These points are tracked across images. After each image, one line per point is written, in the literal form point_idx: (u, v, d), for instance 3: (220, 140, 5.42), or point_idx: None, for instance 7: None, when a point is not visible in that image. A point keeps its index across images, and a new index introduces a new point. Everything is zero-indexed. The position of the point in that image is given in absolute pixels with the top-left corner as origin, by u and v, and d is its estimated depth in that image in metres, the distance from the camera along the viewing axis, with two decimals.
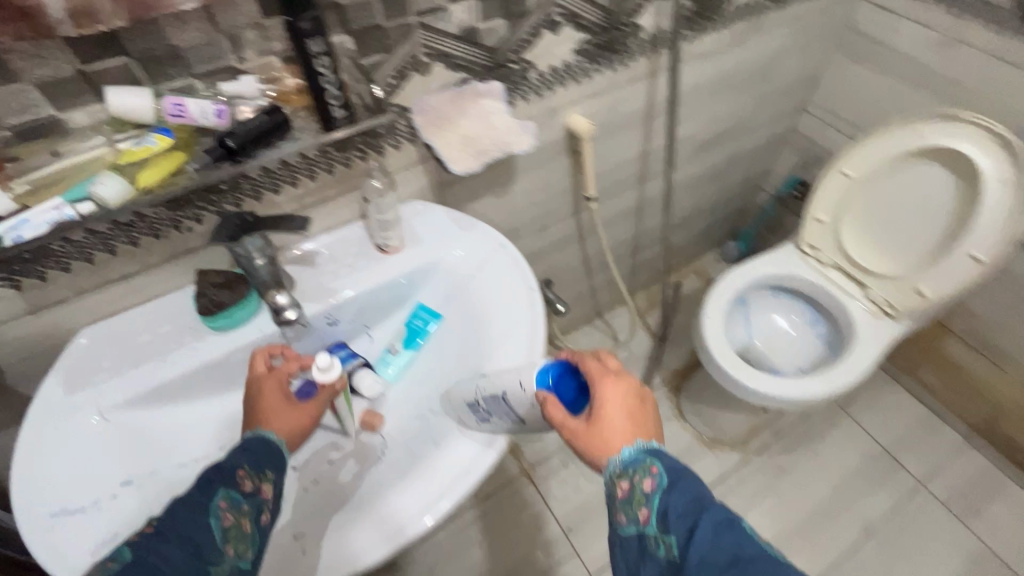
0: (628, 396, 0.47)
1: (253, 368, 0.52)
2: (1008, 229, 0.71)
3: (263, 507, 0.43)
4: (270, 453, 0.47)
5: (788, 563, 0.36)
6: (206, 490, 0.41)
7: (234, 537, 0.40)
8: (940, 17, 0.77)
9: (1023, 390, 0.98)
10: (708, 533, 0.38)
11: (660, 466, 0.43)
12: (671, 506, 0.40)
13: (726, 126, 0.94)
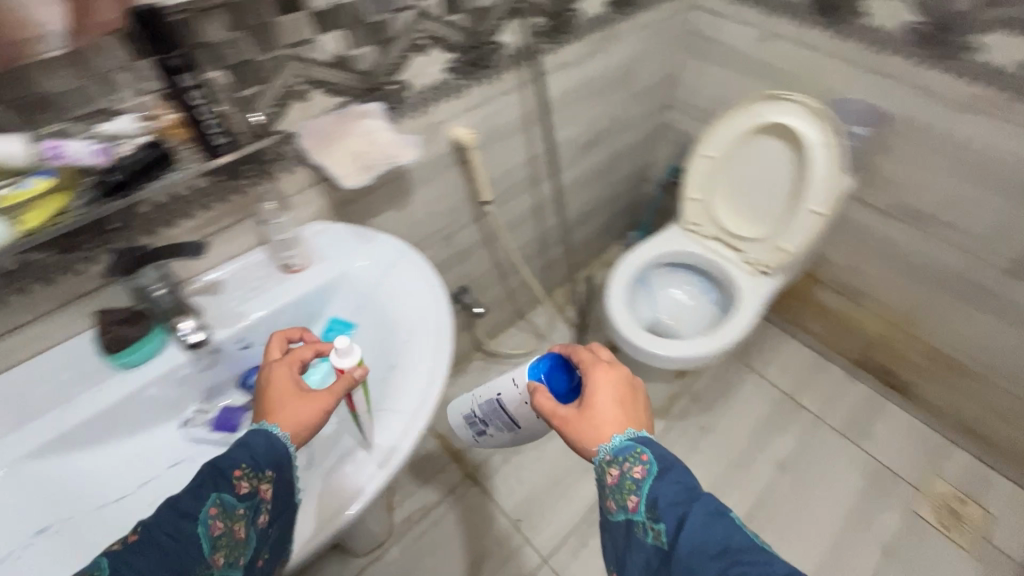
0: (616, 387, 0.61)
1: (270, 355, 0.60)
2: (834, 189, 1.04)
3: (254, 509, 0.48)
4: (273, 448, 0.51)
5: (764, 549, 0.45)
6: (201, 496, 0.45)
7: (222, 544, 0.44)
8: (752, 41, 1.14)
9: (875, 319, 1.29)
10: (699, 522, 0.47)
11: (648, 457, 0.54)
12: (660, 499, 0.50)
13: (599, 132, 1.26)
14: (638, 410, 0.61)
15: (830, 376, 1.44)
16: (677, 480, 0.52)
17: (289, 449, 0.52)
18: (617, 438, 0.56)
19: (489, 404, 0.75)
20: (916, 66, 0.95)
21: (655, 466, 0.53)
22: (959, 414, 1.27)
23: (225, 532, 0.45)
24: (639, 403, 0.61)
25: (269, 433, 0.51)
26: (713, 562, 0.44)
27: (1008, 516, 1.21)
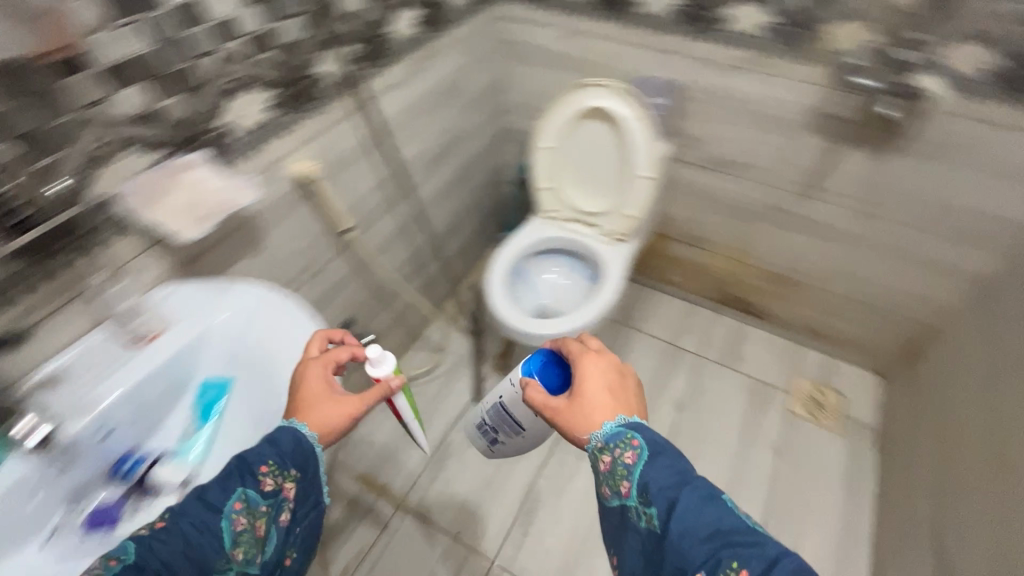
0: (606, 376, 0.70)
1: (309, 351, 0.67)
2: (653, 153, 1.20)
3: (275, 506, 0.54)
4: (299, 448, 0.57)
5: (751, 528, 0.51)
6: (229, 490, 0.51)
7: (241, 539, 0.51)
8: (556, 38, 1.26)
9: (720, 259, 1.49)
10: (689, 506, 0.53)
11: (638, 443, 0.59)
12: (652, 485, 0.56)
13: (444, 144, 1.31)
14: (629, 396, 0.68)
15: (701, 318, 1.62)
16: (668, 465, 0.57)
17: (316, 448, 0.60)
18: (609, 425, 0.64)
19: (495, 409, 0.96)
20: (690, 40, 1.12)
21: (646, 452, 0.59)
22: (805, 321, 1.49)
23: (246, 527, 0.51)
24: (628, 390, 0.70)
25: (296, 432, 0.58)
26: (705, 545, 0.50)
27: (857, 393, 1.45)
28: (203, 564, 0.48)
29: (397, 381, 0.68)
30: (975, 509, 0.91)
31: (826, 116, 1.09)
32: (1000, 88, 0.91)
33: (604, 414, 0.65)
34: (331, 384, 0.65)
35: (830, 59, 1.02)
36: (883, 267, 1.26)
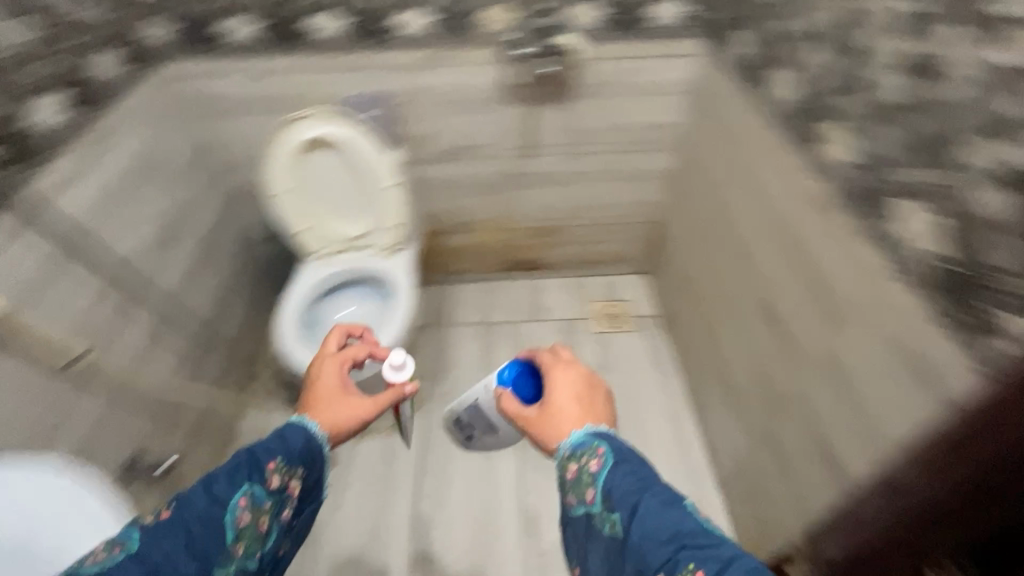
0: (575, 386, 0.72)
1: (328, 345, 0.76)
2: (389, 162, 1.25)
3: (276, 504, 0.59)
4: (309, 449, 0.64)
5: (713, 533, 0.54)
6: (235, 484, 0.55)
7: (242, 535, 0.54)
8: (246, 83, 1.22)
9: (491, 233, 1.62)
10: (651, 510, 0.55)
11: (604, 451, 0.62)
12: (614, 491, 0.59)
13: (169, 225, 1.18)
14: (598, 405, 0.70)
15: (499, 290, 1.75)
16: (630, 471, 0.60)
17: (320, 450, 0.65)
18: (576, 434, 0.66)
19: (472, 410, 0.92)
20: (372, 52, 1.19)
21: (610, 460, 0.61)
22: (576, 256, 1.72)
23: (249, 524, 0.55)
24: (600, 399, 0.71)
25: (307, 430, 0.65)
26: (666, 546, 0.53)
27: (635, 295, 1.74)
28: (208, 559, 0.50)
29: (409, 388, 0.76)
30: (729, 333, 1.18)
31: (511, 86, 1.27)
32: (612, 31, 1.21)
33: (573, 424, 0.68)
34: (344, 386, 0.72)
35: (492, 39, 1.20)
36: (606, 189, 1.52)
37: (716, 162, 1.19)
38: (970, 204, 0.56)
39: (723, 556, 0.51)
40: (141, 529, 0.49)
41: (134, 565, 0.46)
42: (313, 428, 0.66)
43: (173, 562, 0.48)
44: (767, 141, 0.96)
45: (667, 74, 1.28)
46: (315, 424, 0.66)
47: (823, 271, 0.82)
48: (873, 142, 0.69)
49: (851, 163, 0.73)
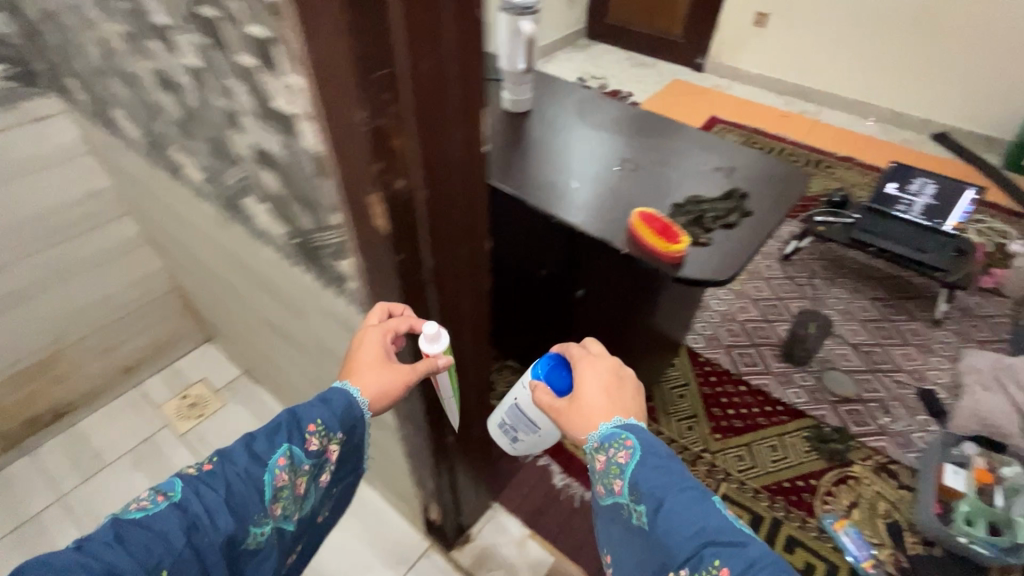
0: (603, 375, 0.67)
1: (373, 316, 0.61)
2: None
3: (314, 468, 0.58)
4: (346, 415, 0.58)
5: (747, 534, 0.51)
6: (275, 445, 0.54)
7: (280, 495, 0.55)
8: None
9: None
10: (677, 506, 0.53)
11: (633, 444, 0.58)
12: (642, 483, 0.55)
13: None
14: (629, 395, 0.66)
15: (25, 470, 1.31)
16: (661, 464, 0.56)
17: (363, 419, 0.60)
18: (605, 425, 0.61)
19: (512, 409, 0.84)
20: None
21: (639, 453, 0.57)
22: (108, 370, 1.42)
23: (286, 485, 0.55)
24: (628, 391, 0.66)
25: (349, 397, 0.59)
26: (691, 541, 0.51)
27: (206, 368, 1.54)
28: (245, 517, 0.52)
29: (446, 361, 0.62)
30: (279, 360, 1.15)
31: None
32: None
33: (602, 415, 0.63)
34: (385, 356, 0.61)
35: None
36: (81, 286, 1.26)
37: (156, 212, 1.09)
38: (267, 188, 0.61)
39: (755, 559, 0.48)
40: (186, 479, 0.51)
41: (177, 515, 0.48)
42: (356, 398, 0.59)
43: (214, 517, 0.50)
44: (162, 181, 0.90)
45: (47, 142, 1.08)
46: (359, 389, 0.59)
47: (266, 280, 0.84)
48: (199, 156, 0.70)
49: (205, 180, 0.73)
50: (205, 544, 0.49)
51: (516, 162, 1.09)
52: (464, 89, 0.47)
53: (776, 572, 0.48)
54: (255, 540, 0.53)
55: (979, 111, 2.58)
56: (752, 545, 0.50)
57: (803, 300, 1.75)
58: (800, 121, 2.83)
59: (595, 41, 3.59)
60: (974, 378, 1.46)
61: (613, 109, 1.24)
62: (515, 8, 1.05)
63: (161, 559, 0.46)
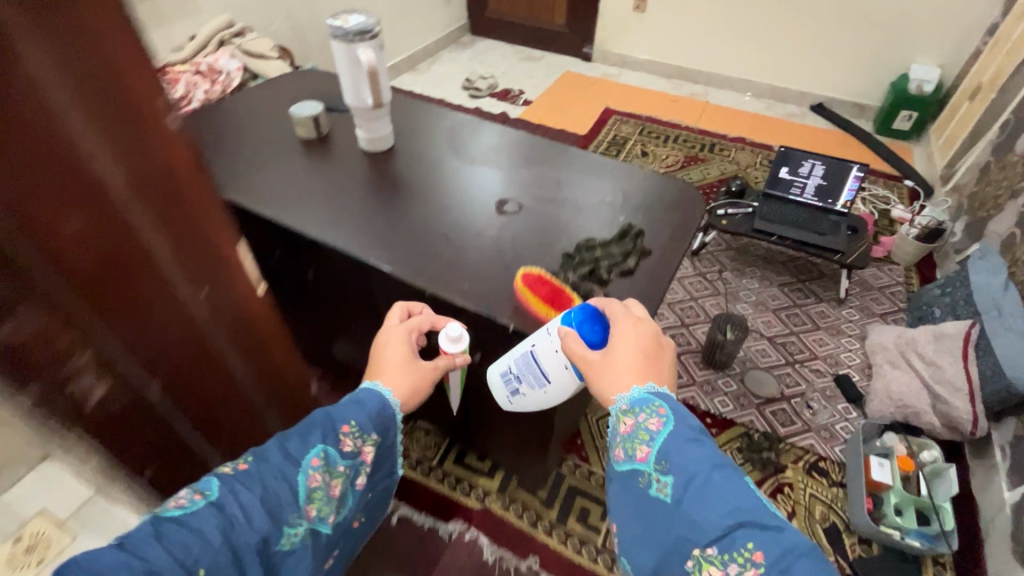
0: (641, 341, 0.65)
1: (393, 321, 0.77)
2: None
3: (343, 472, 0.59)
4: (376, 417, 0.64)
5: (776, 516, 0.52)
6: (309, 446, 0.56)
7: (314, 496, 0.55)
8: None
9: None
10: (711, 482, 0.53)
11: (667, 413, 0.59)
12: (675, 453, 0.56)
13: None
14: (659, 365, 0.65)
15: None
16: (694, 439, 0.57)
17: (394, 418, 0.67)
18: (636, 389, 0.62)
19: (522, 357, 0.73)
20: None
21: (672, 425, 0.58)
22: None
23: (319, 486, 0.56)
24: (661, 362, 0.66)
25: (383, 398, 0.66)
26: (722, 520, 0.51)
27: None
28: (279, 517, 0.51)
29: (462, 356, 0.75)
30: None
31: None
32: None
33: (632, 378, 0.62)
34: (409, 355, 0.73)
35: None
36: None
37: None
38: None
39: (791, 540, 0.49)
40: (222, 479, 0.50)
41: (215, 515, 0.47)
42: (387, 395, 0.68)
43: (250, 516, 0.49)
44: None
45: None
46: (391, 390, 0.68)
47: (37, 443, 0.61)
48: None
49: None
50: (242, 544, 0.48)
51: (379, 214, 0.92)
52: (172, 232, 0.30)
53: (805, 558, 0.48)
54: (289, 541, 0.53)
55: (850, 80, 2.69)
56: (785, 530, 0.50)
57: (716, 296, 1.71)
58: (690, 104, 2.84)
59: (480, 37, 3.44)
60: (883, 357, 1.48)
61: (490, 135, 1.09)
62: (348, 35, 0.86)
63: (201, 556, 0.45)
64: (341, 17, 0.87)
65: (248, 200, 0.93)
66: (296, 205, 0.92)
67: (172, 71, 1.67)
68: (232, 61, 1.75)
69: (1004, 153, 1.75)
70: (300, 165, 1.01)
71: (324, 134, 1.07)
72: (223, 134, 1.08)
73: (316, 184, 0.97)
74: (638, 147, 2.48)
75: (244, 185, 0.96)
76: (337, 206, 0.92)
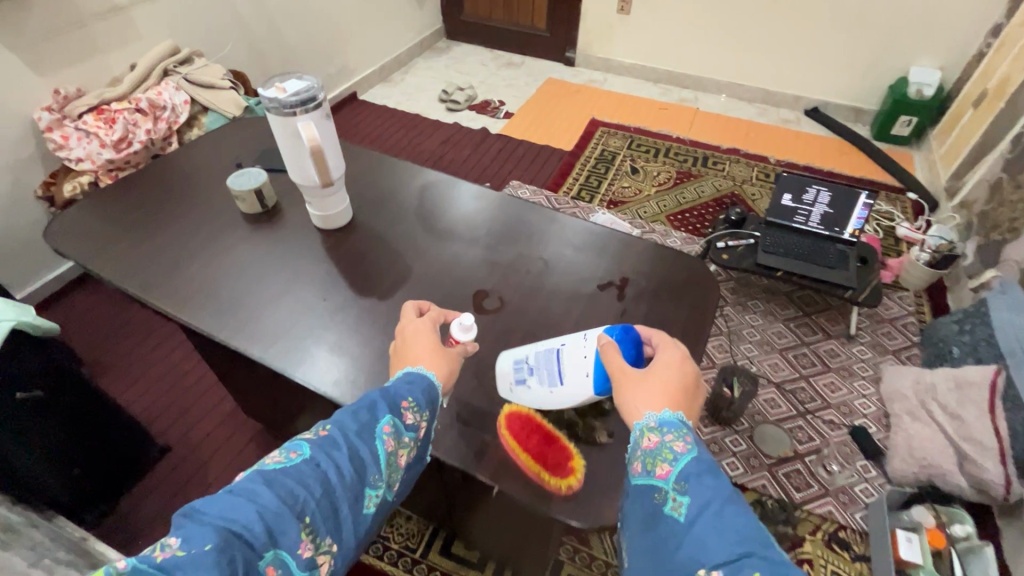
0: (684, 371, 0.58)
1: (407, 320, 0.72)
2: None
3: (414, 441, 0.60)
4: (431, 392, 0.62)
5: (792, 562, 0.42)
6: (380, 415, 0.57)
7: (390, 462, 0.57)
8: None
9: None
10: (726, 510, 0.44)
11: (693, 442, 0.50)
12: (697, 475, 0.47)
13: None
14: (694, 400, 0.58)
15: None
16: (716, 471, 0.48)
17: (442, 397, 0.65)
18: (667, 413, 0.53)
19: (542, 353, 0.66)
20: None
21: (696, 451, 0.49)
22: None
23: (392, 453, 0.57)
24: (696, 400, 0.58)
25: (431, 378, 0.63)
26: (733, 546, 0.41)
27: None
28: (363, 477, 0.53)
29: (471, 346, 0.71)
30: None
31: None
32: None
33: (667, 399, 0.55)
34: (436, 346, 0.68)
35: None
36: None
37: None
38: None
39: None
40: (310, 441, 0.52)
41: (310, 471, 0.49)
42: (433, 378, 0.63)
43: (342, 476, 0.51)
44: None
45: None
46: (435, 371, 0.64)
47: None
48: None
49: None
50: (339, 498, 0.50)
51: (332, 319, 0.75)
52: None
53: None
54: (374, 503, 0.53)
55: (845, 83, 2.56)
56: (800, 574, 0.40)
57: (719, 336, 1.59)
58: (680, 111, 2.70)
59: (457, 41, 3.26)
60: (901, 407, 1.37)
61: (464, 201, 0.95)
62: (285, 107, 0.70)
63: (304, 507, 0.47)
64: (275, 86, 0.71)
65: (172, 300, 0.76)
66: (231, 305, 0.76)
67: (108, 110, 1.48)
68: (179, 94, 1.58)
69: (1016, 171, 1.63)
70: (241, 249, 0.85)
71: (271, 206, 0.92)
72: (151, 208, 0.91)
73: (256, 276, 0.81)
74: (628, 163, 2.33)
75: (171, 279, 0.79)
76: (282, 306, 0.76)
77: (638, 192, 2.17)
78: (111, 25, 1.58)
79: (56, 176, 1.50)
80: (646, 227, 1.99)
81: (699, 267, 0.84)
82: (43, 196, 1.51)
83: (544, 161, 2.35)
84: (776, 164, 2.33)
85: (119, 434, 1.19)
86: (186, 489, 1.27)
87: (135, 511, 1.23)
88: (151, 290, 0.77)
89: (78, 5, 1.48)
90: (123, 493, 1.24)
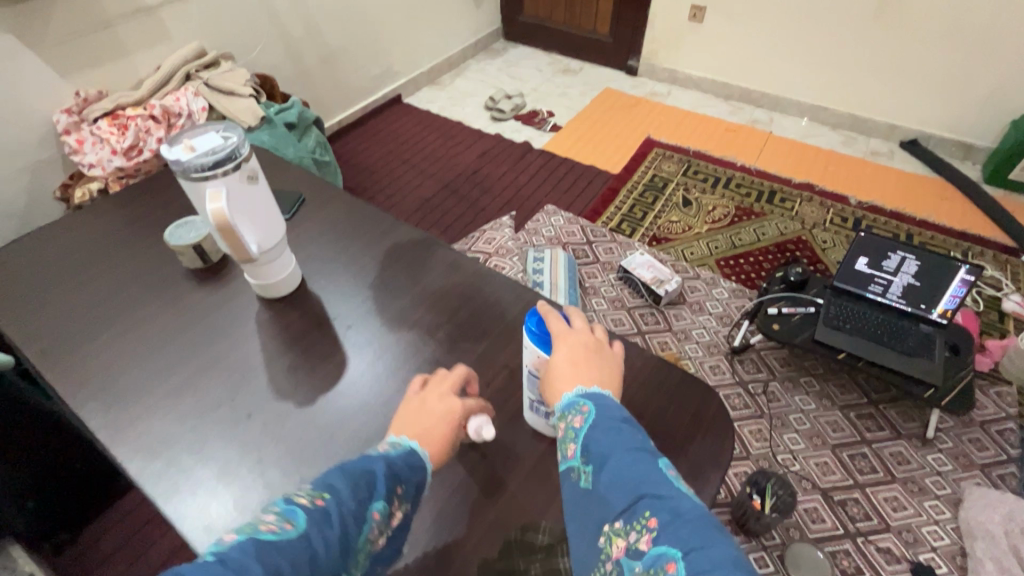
0: (579, 349, 0.55)
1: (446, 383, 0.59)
2: None
3: (388, 534, 0.49)
4: (422, 482, 0.51)
5: (686, 485, 0.43)
6: (378, 492, 0.46)
7: (360, 552, 0.45)
8: None
9: None
10: (621, 462, 0.44)
11: (590, 410, 0.49)
12: (597, 441, 0.46)
13: None
14: (606, 372, 0.54)
15: None
16: (618, 428, 0.47)
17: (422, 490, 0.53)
18: (567, 396, 0.52)
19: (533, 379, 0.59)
20: None
21: (596, 415, 0.48)
22: None
23: (366, 544, 0.46)
24: (608, 369, 0.55)
25: (427, 466, 0.52)
26: (626, 494, 0.42)
27: None
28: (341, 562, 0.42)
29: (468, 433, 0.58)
30: None
31: None
32: None
33: (568, 385, 0.53)
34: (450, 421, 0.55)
35: None
36: None
37: None
38: None
39: (687, 499, 0.40)
40: (301, 509, 0.42)
41: (296, 552, 0.39)
42: (428, 463, 0.52)
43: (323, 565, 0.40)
44: None
45: None
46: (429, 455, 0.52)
47: None
48: None
49: None
50: None
51: (231, 433, 0.62)
52: None
53: (712, 525, 0.38)
54: None
55: (954, 116, 2.18)
56: (690, 502, 0.40)
57: (758, 420, 1.35)
58: (750, 134, 2.40)
59: (514, 43, 3.09)
60: (984, 550, 1.08)
61: (434, 274, 0.79)
62: (190, 171, 0.58)
63: None
64: (183, 144, 0.60)
65: (67, 382, 0.66)
66: (129, 397, 0.65)
67: (123, 116, 1.44)
68: (197, 100, 1.53)
69: None
70: (163, 319, 0.73)
71: (215, 261, 0.80)
72: (92, 256, 0.82)
73: (167, 356, 0.69)
74: (680, 192, 2.08)
75: (78, 352, 0.69)
76: (185, 402, 0.64)
77: (687, 229, 1.93)
78: (138, 26, 1.55)
79: (73, 179, 1.49)
80: (689, 272, 1.75)
81: (704, 412, 0.66)
82: (60, 198, 1.50)
83: (586, 184, 2.14)
84: (857, 207, 2.00)
85: (81, 468, 1.14)
86: (146, 530, 1.22)
87: (94, 544, 1.19)
88: (51, 367, 0.68)
89: (105, 6, 1.45)
90: (85, 524, 1.20)
